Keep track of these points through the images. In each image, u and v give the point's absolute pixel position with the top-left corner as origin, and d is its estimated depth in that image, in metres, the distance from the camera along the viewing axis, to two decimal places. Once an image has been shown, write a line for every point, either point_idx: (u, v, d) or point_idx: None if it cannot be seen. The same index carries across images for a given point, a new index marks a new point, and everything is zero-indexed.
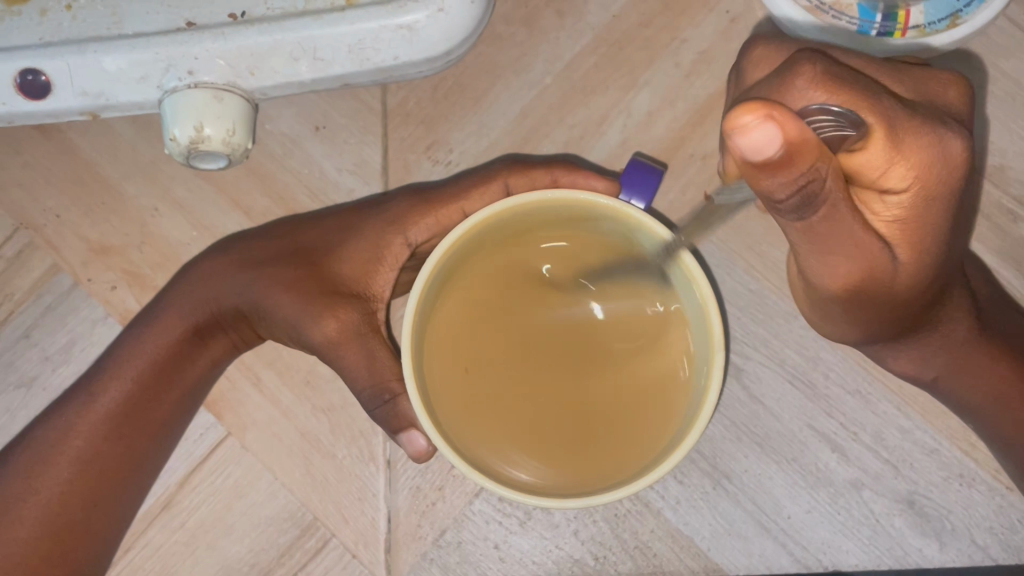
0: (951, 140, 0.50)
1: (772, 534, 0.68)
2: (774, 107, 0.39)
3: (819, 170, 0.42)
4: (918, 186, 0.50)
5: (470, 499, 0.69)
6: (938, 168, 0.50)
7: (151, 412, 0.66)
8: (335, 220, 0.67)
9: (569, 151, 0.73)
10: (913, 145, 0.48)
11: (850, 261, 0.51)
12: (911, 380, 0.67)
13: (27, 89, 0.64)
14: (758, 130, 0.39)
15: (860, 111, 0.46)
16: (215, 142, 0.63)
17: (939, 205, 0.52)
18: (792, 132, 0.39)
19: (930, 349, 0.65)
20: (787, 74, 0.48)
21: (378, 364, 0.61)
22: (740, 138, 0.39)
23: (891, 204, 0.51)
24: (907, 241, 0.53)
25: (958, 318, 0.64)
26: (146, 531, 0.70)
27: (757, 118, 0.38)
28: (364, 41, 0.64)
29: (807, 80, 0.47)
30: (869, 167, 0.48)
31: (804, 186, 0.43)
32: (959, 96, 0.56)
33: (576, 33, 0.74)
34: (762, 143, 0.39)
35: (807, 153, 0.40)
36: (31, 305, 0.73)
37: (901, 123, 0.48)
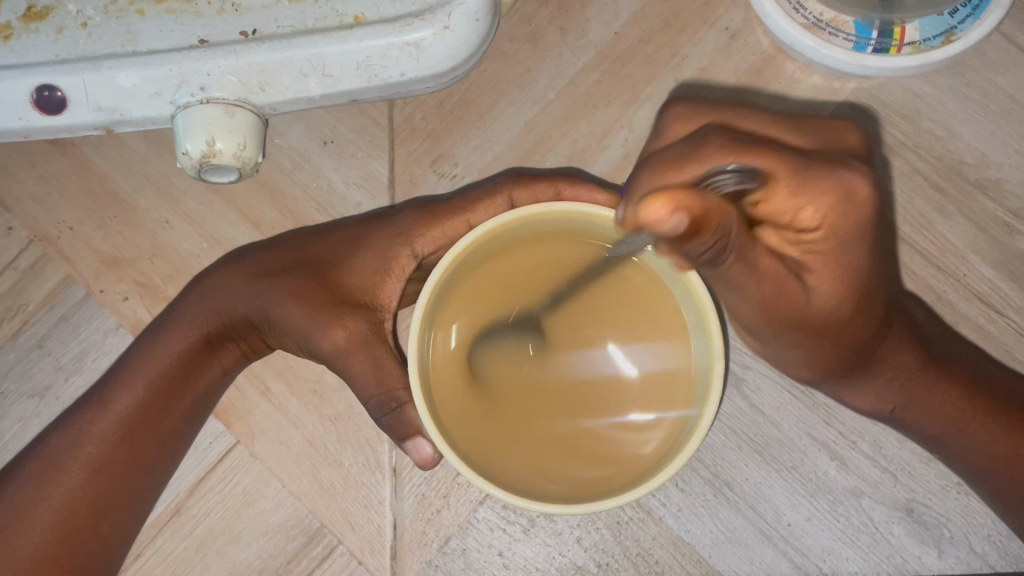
0: (852, 179, 0.49)
1: (773, 541, 0.69)
2: (678, 193, 0.40)
3: (726, 228, 0.43)
4: (826, 226, 0.50)
5: (475, 506, 0.70)
6: (843, 210, 0.49)
7: (163, 420, 0.67)
8: (344, 233, 0.69)
9: (572, 164, 0.74)
10: (814, 190, 0.48)
11: (764, 288, 0.51)
12: (867, 412, 0.67)
13: (44, 105, 0.65)
14: (667, 217, 0.40)
15: (759, 168, 0.48)
16: (226, 156, 0.65)
17: (854, 241, 0.51)
18: (699, 209, 0.41)
19: (883, 382, 0.65)
20: (690, 145, 0.50)
21: (386, 372, 0.62)
22: (652, 224, 0.40)
23: (805, 241, 0.51)
24: (824, 273, 0.52)
25: (906, 351, 0.65)
26: (157, 537, 0.71)
27: (665, 207, 0.40)
28: (372, 58, 0.66)
29: (709, 147, 0.49)
30: (778, 213, 0.50)
31: (717, 245, 0.43)
32: (858, 139, 0.56)
33: (578, 50, 0.75)
34: (674, 229, 0.40)
35: (712, 222, 0.42)
36: (45, 316, 0.75)
37: (799, 169, 0.48)
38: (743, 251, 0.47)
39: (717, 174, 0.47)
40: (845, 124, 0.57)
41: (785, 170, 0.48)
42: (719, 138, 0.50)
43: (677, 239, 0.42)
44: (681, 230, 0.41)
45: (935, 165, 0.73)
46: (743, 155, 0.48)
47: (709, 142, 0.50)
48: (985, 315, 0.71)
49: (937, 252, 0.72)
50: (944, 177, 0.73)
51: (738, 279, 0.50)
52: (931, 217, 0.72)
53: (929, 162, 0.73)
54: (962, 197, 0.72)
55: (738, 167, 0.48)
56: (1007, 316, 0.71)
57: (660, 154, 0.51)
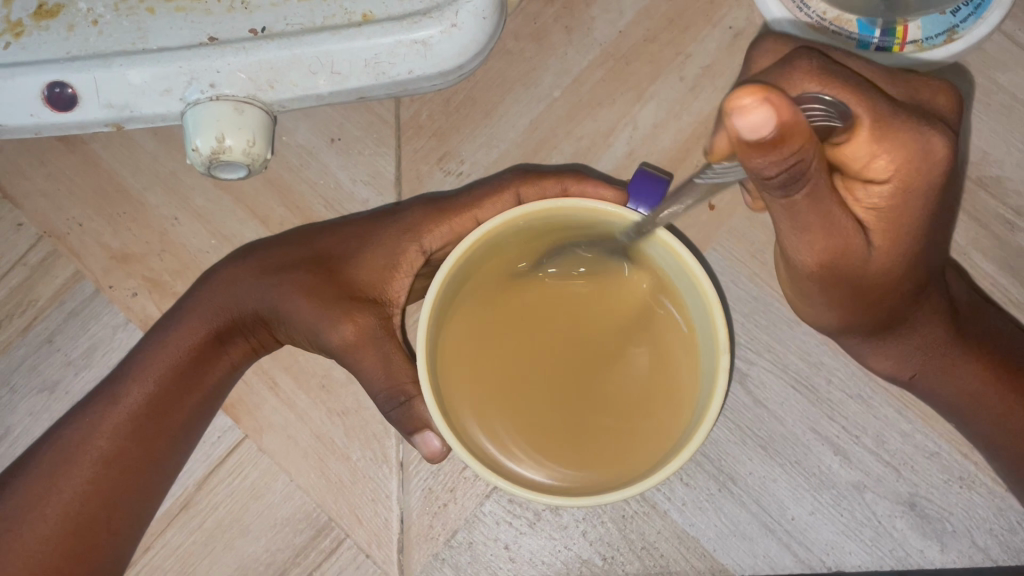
0: (932, 137, 0.50)
1: (777, 535, 0.70)
2: (773, 91, 0.38)
3: (805, 151, 0.41)
4: (897, 179, 0.51)
5: (481, 500, 0.71)
6: (917, 165, 0.51)
7: (173, 413, 0.68)
8: (351, 229, 0.69)
9: (578, 161, 0.75)
10: (895, 142, 0.50)
11: (831, 242, 0.52)
12: (888, 377, 0.69)
13: (54, 101, 0.66)
14: (756, 114, 0.38)
15: (848, 106, 0.48)
16: (235, 152, 0.65)
17: (918, 199, 0.53)
18: (788, 117, 0.39)
19: (911, 348, 0.67)
20: (783, 71, 0.50)
21: (394, 367, 0.63)
22: (738, 118, 0.38)
23: (873, 195, 0.53)
24: (884, 229, 0.54)
25: (936, 321, 0.66)
26: (165, 531, 0.72)
27: (756, 99, 0.38)
28: (380, 56, 0.67)
29: (802, 71, 0.49)
30: (854, 158, 0.51)
31: (793, 165, 0.42)
32: (948, 104, 0.56)
33: (583, 48, 0.76)
34: (759, 127, 0.38)
35: (798, 135, 0.40)
36: (54, 311, 0.75)
37: (883, 117, 0.49)
38: (812, 182, 0.45)
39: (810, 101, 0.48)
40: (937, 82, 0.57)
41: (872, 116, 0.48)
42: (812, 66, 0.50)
43: (758, 148, 0.40)
44: (766, 132, 0.39)
45: None
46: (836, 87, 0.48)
47: (802, 69, 0.49)
48: None
49: None
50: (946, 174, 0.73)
51: (798, 212, 0.49)
52: None
53: None
54: (964, 194, 0.73)
55: (831, 98, 0.48)
56: (1009, 312, 0.72)
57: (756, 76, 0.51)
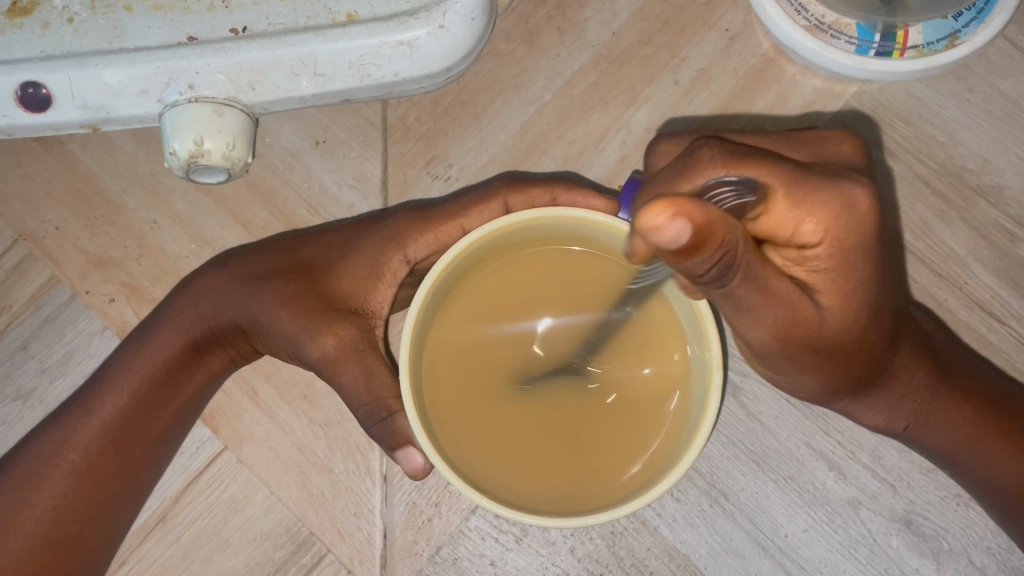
0: (852, 189, 0.48)
1: (769, 552, 0.68)
2: (679, 199, 0.37)
3: (730, 243, 0.40)
4: (829, 239, 0.48)
5: (466, 514, 0.69)
6: (845, 222, 0.48)
7: (149, 426, 0.66)
8: (333, 237, 0.67)
9: (568, 167, 0.73)
10: (816, 201, 0.47)
11: (776, 312, 0.50)
12: (880, 429, 0.66)
13: (28, 102, 0.64)
14: (671, 226, 0.37)
15: (758, 179, 0.46)
16: (214, 156, 0.63)
17: (857, 254, 0.50)
18: (704, 221, 0.38)
19: (898, 398, 0.64)
20: (685, 157, 0.47)
21: (376, 380, 0.61)
22: (655, 236, 0.37)
23: (809, 259, 0.50)
24: (831, 291, 0.51)
25: (918, 368, 0.63)
26: (141, 545, 0.70)
27: (668, 216, 0.36)
28: (365, 57, 0.64)
29: (705, 160, 0.45)
30: (780, 228, 0.48)
31: (722, 259, 0.41)
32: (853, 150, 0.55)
33: (576, 50, 0.74)
34: (677, 239, 0.37)
35: (716, 231, 0.39)
36: (30, 317, 0.73)
37: (799, 181, 0.47)
38: (747, 267, 0.44)
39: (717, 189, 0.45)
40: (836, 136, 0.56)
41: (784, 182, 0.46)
42: (710, 150, 0.46)
43: (680, 251, 0.38)
44: (684, 242, 0.37)
45: (937, 171, 0.72)
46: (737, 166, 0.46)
47: (700, 155, 0.46)
48: (986, 324, 0.70)
49: (938, 259, 0.71)
50: (946, 183, 0.72)
51: (744, 296, 0.47)
52: (931, 223, 0.71)
53: (931, 168, 0.72)
54: (963, 203, 0.71)
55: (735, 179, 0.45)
56: (1009, 325, 0.70)
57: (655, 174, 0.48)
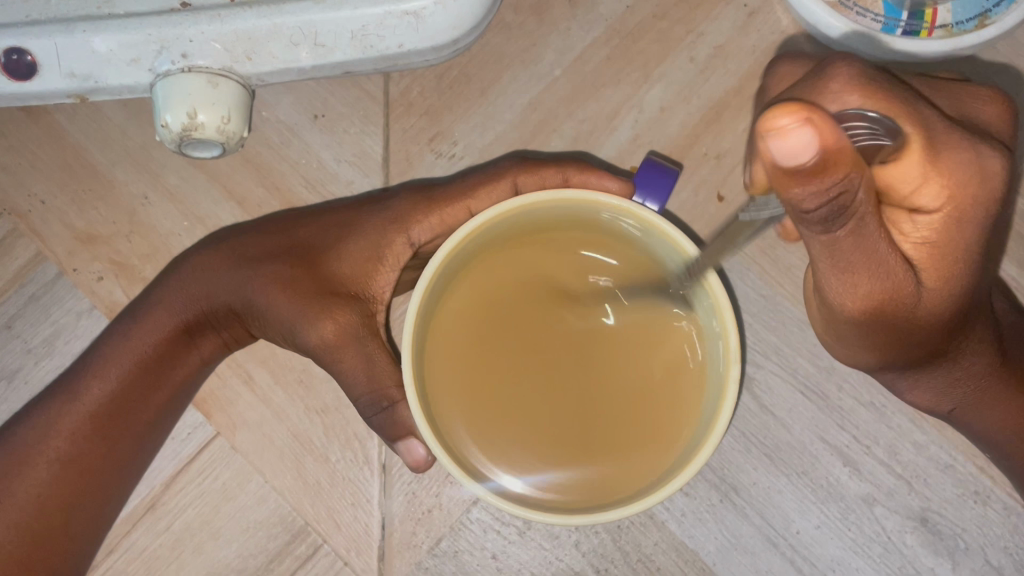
0: (982, 155, 0.48)
1: (780, 549, 0.66)
2: (817, 110, 0.35)
3: (857, 187, 0.38)
4: (947, 207, 0.48)
5: (468, 506, 0.66)
6: (967, 188, 0.48)
7: (138, 412, 0.64)
8: (333, 217, 0.64)
9: (578, 146, 0.70)
10: (944, 161, 0.47)
11: (881, 281, 0.47)
12: (925, 409, 0.64)
13: (12, 69, 0.60)
14: (797, 133, 0.35)
15: (898, 125, 0.45)
16: (208, 130, 0.60)
17: (968, 229, 0.49)
18: (830, 138, 0.36)
19: (950, 380, 0.62)
20: (821, 80, 0.47)
21: (377, 368, 0.58)
22: (775, 140, 0.36)
23: (920, 225, 0.49)
24: (932, 265, 0.50)
25: (986, 350, 0.61)
26: (130, 532, 0.67)
27: (795, 120, 0.35)
28: (367, 27, 0.61)
29: (840, 82, 0.46)
30: (903, 183, 0.47)
31: (836, 199, 0.38)
32: (999, 114, 0.55)
33: (588, 24, 0.71)
34: (798, 148, 0.36)
35: (843, 162, 0.37)
36: (14, 294, 0.70)
37: (934, 141, 0.47)
38: (861, 219, 0.42)
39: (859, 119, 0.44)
40: (987, 94, 0.55)
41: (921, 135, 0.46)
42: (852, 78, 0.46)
43: (800, 174, 0.37)
44: (806, 153, 0.36)
45: None
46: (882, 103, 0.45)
47: (841, 83, 0.46)
48: None
49: None
50: None
51: (847, 254, 0.44)
52: None
53: None
54: None
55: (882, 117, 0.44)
56: None
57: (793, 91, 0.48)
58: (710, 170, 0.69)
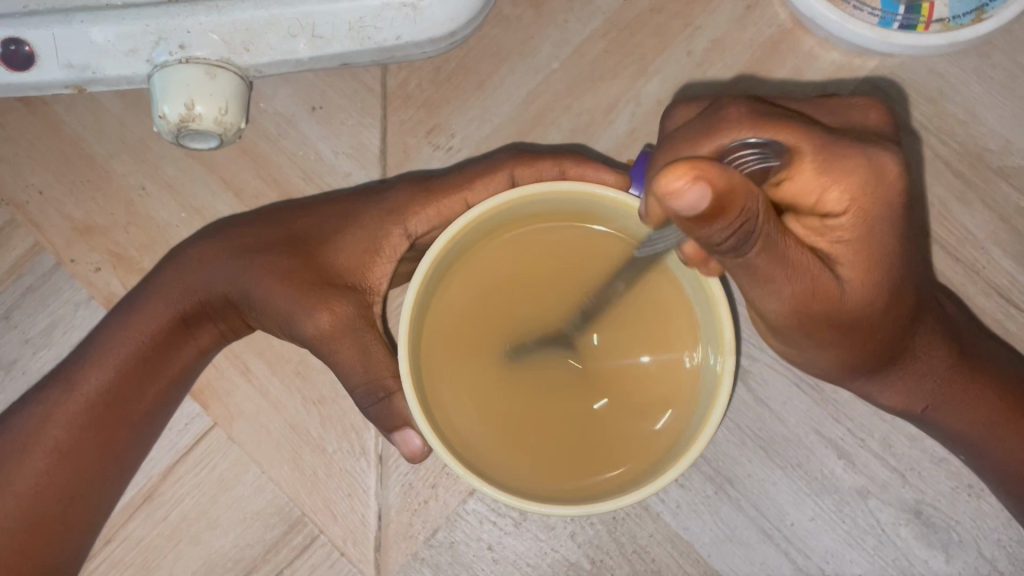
0: (879, 158, 0.49)
1: (775, 541, 0.66)
2: (703, 165, 0.36)
3: (757, 217, 0.40)
4: (853, 208, 0.48)
5: (464, 497, 0.67)
6: (870, 188, 0.48)
7: (135, 403, 0.64)
8: (330, 209, 0.65)
9: (575, 139, 0.70)
10: (840, 171, 0.48)
11: (798, 284, 0.47)
12: (898, 411, 0.64)
13: (10, 60, 0.60)
14: (691, 190, 0.36)
15: (784, 143, 0.47)
16: (206, 121, 0.60)
17: (880, 225, 0.49)
18: (723, 185, 0.37)
19: (918, 378, 0.62)
20: (712, 117, 0.50)
21: (374, 359, 0.58)
22: (675, 201, 0.36)
23: (831, 228, 0.49)
24: (852, 262, 0.49)
25: (937, 349, 0.62)
26: (128, 522, 0.67)
27: (687, 179, 0.36)
28: (365, 19, 0.61)
29: (735, 118, 0.49)
30: (803, 193, 0.48)
31: (744, 233, 0.40)
32: (880, 119, 0.54)
33: (585, 17, 0.71)
34: (696, 205, 0.37)
35: (741, 203, 0.38)
36: (12, 284, 0.70)
37: (824, 150, 0.48)
38: (771, 244, 0.44)
39: (739, 149, 0.48)
40: (864, 101, 0.55)
41: (810, 146, 0.47)
42: (740, 112, 0.49)
43: (702, 219, 0.38)
44: (705, 208, 0.37)
45: (957, 151, 0.69)
46: (766, 128, 0.48)
47: (729, 115, 0.49)
48: (1003, 311, 0.68)
49: (956, 242, 0.68)
50: (966, 164, 0.69)
51: (764, 268, 0.45)
52: (951, 206, 0.68)
53: (952, 147, 0.69)
54: (982, 185, 0.69)
55: (759, 140, 0.48)
56: None
57: (682, 130, 0.51)
58: None
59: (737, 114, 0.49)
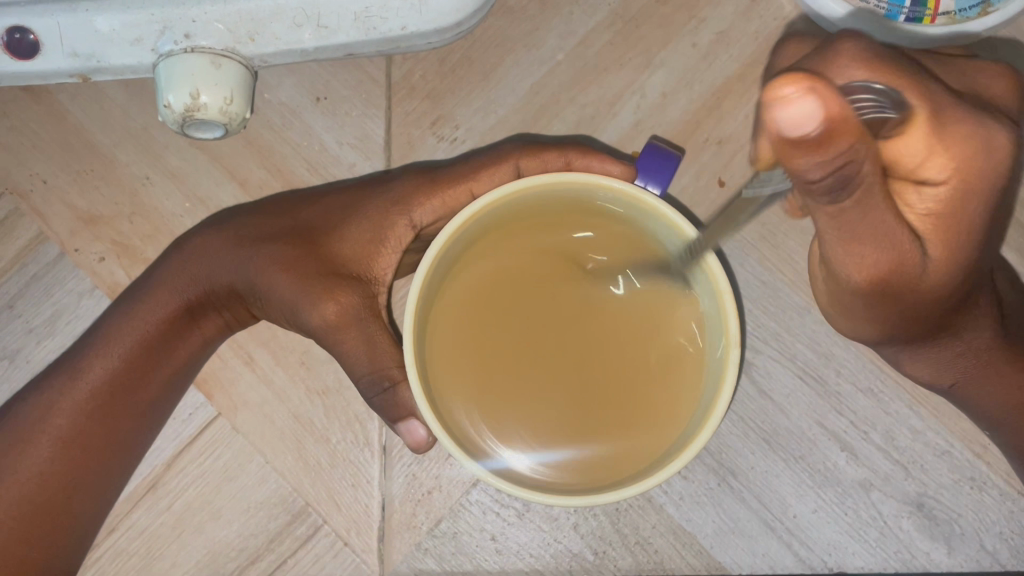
0: (991, 131, 0.49)
1: (777, 532, 0.66)
2: (818, 82, 0.36)
3: (861, 152, 0.39)
4: (954, 178, 0.49)
5: (467, 488, 0.67)
6: (977, 162, 0.49)
7: (139, 392, 0.64)
8: (336, 199, 0.65)
9: (580, 131, 0.70)
10: (951, 137, 0.48)
11: (880, 253, 0.48)
12: (926, 384, 0.65)
13: (15, 48, 0.60)
14: (799, 104, 0.35)
15: (904, 97, 0.46)
16: (211, 111, 0.60)
17: (976, 201, 0.50)
18: (832, 108, 0.36)
19: (953, 354, 0.63)
20: (829, 52, 0.49)
21: (379, 349, 0.58)
22: (779, 110, 0.36)
23: (926, 198, 0.50)
24: (936, 237, 0.50)
25: (984, 329, 0.63)
26: (131, 512, 0.67)
27: (798, 90, 0.35)
28: (370, 9, 0.61)
29: (850, 58, 0.47)
30: (908, 157, 0.48)
31: (842, 167, 0.39)
32: (1007, 89, 0.56)
33: (590, 9, 0.71)
34: (802, 120, 0.36)
35: (847, 134, 0.37)
36: (15, 274, 0.70)
37: (941, 117, 0.48)
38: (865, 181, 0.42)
39: (863, 91, 0.45)
40: (995, 69, 0.57)
41: (928, 108, 0.47)
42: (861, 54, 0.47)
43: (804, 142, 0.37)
44: (810, 124, 0.36)
45: None
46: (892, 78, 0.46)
47: (854, 55, 0.47)
48: None
49: None
50: None
51: (856, 219, 0.45)
52: None
53: None
54: None
55: (884, 89, 0.46)
56: None
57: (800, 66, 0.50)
58: (712, 156, 0.69)
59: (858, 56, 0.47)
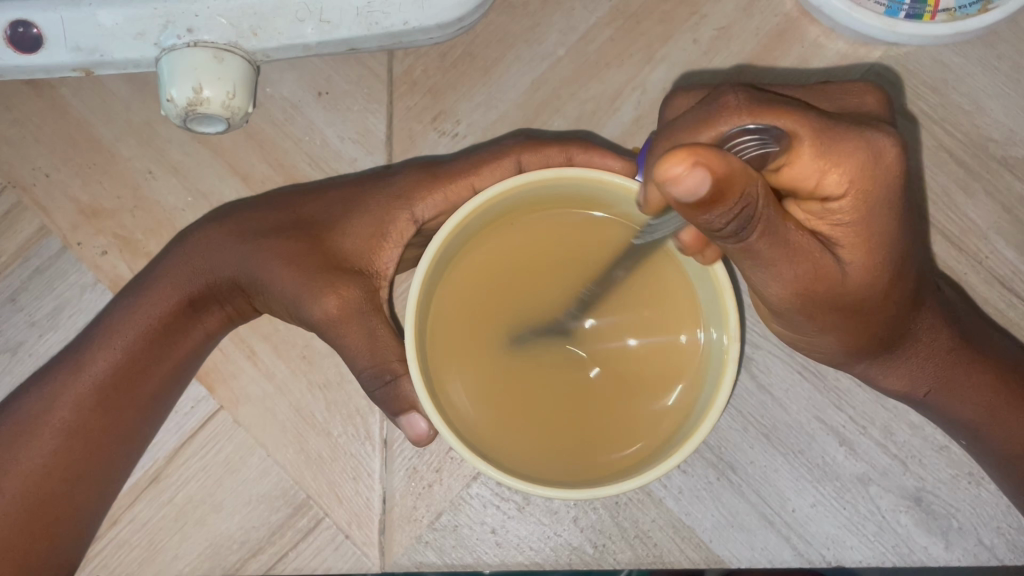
0: (878, 139, 0.49)
1: (776, 527, 0.67)
2: (701, 150, 0.37)
3: (751, 198, 0.40)
4: (852, 191, 0.48)
5: (468, 481, 0.67)
6: (870, 170, 0.48)
7: (142, 385, 0.65)
8: (339, 194, 0.65)
9: (581, 126, 0.70)
10: (840, 153, 0.47)
11: (798, 267, 0.49)
12: (898, 395, 0.65)
13: (18, 42, 0.60)
14: (689, 177, 0.36)
15: (783, 129, 0.46)
16: (213, 105, 0.60)
17: (878, 209, 0.50)
18: (722, 171, 0.37)
19: (918, 361, 0.63)
20: (709, 104, 0.49)
21: (380, 343, 0.59)
22: (673, 187, 0.36)
23: (832, 212, 0.50)
24: (853, 245, 0.51)
25: (941, 331, 0.62)
26: (134, 505, 0.68)
27: (685, 166, 0.36)
28: (372, 4, 0.62)
29: (727, 109, 0.47)
30: (801, 180, 0.48)
31: (742, 213, 0.40)
32: (877, 102, 0.55)
33: (591, 4, 0.71)
34: (695, 189, 0.37)
35: (738, 187, 0.38)
36: (19, 267, 0.70)
37: (822, 131, 0.47)
38: (768, 223, 0.44)
39: (739, 135, 0.46)
40: (864, 84, 0.56)
41: (809, 130, 0.47)
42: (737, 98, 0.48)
43: (700, 205, 0.38)
44: (704, 193, 0.37)
45: (961, 141, 0.69)
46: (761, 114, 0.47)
47: (723, 105, 0.48)
48: (1006, 301, 0.68)
49: (959, 233, 0.68)
50: (970, 154, 0.69)
51: (767, 251, 0.46)
52: (954, 195, 0.68)
53: (956, 137, 0.69)
54: (987, 175, 0.69)
55: (757, 126, 0.46)
56: None
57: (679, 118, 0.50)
58: None
59: (733, 104, 0.48)
